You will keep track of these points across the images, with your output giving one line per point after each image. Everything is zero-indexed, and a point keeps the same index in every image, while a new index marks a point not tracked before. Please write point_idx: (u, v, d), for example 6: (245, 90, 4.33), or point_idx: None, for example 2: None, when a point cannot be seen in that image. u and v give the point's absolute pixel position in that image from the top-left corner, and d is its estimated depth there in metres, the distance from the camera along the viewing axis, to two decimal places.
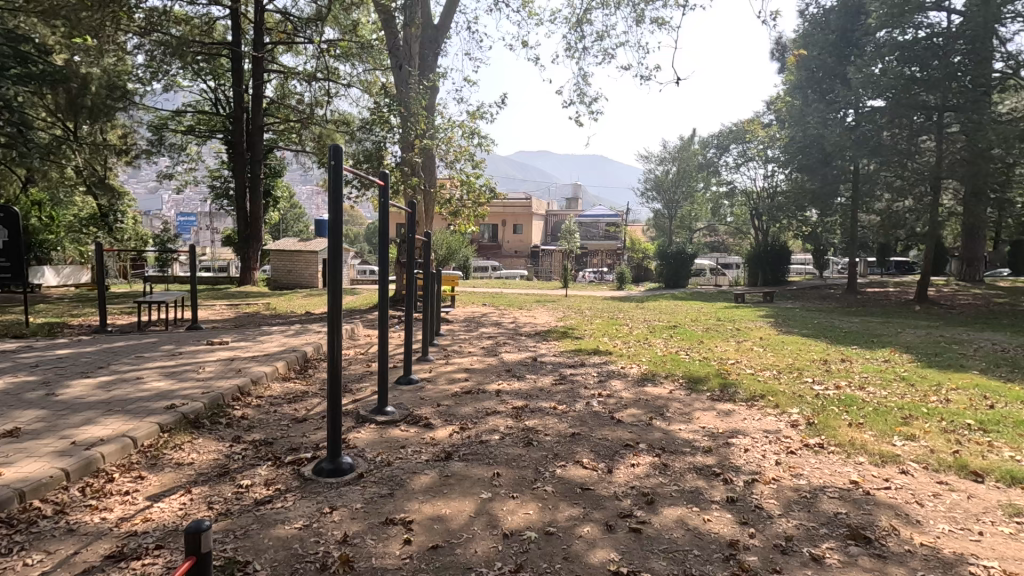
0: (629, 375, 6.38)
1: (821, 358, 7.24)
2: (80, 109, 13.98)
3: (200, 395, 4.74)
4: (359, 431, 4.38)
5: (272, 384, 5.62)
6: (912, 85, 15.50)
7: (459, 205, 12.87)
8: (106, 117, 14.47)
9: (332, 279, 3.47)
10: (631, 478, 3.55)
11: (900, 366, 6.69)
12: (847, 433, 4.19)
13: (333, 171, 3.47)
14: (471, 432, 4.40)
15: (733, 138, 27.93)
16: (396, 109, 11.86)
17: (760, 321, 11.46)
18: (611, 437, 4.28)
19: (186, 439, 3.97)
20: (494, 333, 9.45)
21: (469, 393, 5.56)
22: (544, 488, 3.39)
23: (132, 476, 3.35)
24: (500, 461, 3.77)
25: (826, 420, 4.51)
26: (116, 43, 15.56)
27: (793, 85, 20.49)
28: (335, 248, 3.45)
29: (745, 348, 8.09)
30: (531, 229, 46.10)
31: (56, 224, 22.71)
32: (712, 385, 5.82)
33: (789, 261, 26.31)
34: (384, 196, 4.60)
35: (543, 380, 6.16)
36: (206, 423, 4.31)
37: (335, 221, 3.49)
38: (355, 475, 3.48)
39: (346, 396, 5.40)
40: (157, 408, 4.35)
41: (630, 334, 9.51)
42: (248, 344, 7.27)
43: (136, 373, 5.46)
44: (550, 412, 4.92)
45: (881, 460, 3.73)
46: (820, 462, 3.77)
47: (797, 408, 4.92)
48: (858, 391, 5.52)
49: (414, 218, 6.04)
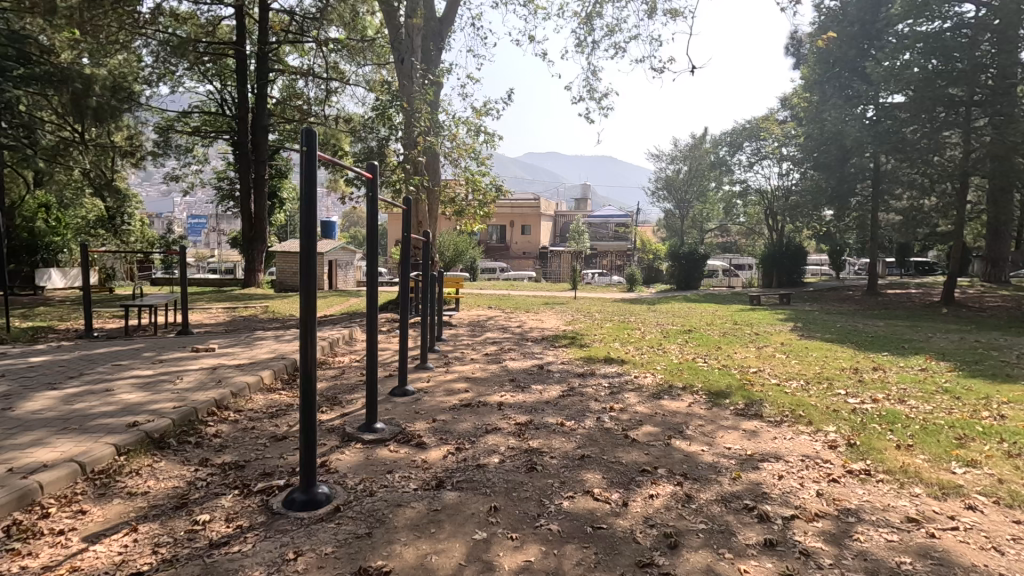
0: (643, 387, 5.85)
1: (851, 366, 6.69)
2: (85, 110, 13.13)
3: (170, 411, 4.28)
4: (343, 453, 3.91)
5: (256, 397, 5.16)
6: (935, 79, 14.79)
7: (464, 205, 12.45)
8: (113, 118, 13.62)
9: (304, 283, 3.02)
10: (650, 513, 3.06)
11: (941, 376, 6.13)
12: (896, 457, 3.68)
13: (305, 157, 3.04)
14: (467, 454, 3.91)
15: (748, 136, 27.06)
16: (401, 106, 11.44)
17: (781, 326, 10.87)
18: (625, 461, 3.79)
19: (145, 462, 3.52)
20: (500, 339, 8.98)
21: (468, 406, 5.10)
22: (549, 527, 2.89)
23: (72, 511, 2.90)
24: (499, 492, 3.27)
25: (869, 441, 3.98)
26: (121, 44, 15.39)
27: (809, 81, 19.82)
28: (308, 246, 3.01)
29: (766, 355, 7.55)
30: (540, 229, 45.73)
31: (63, 227, 22.60)
32: (735, 399, 5.32)
33: (805, 261, 25.61)
34: (372, 190, 4.15)
35: (549, 392, 5.66)
36: (173, 442, 3.85)
37: (307, 211, 3.02)
38: (330, 509, 3.03)
39: (333, 409, 4.93)
40: (118, 425, 3.88)
41: (643, 338, 9.05)
42: (235, 351, 6.80)
43: (109, 384, 5.01)
44: (556, 430, 4.43)
45: (942, 492, 3.21)
46: (870, 493, 3.28)
47: (834, 427, 4.38)
48: (899, 405, 4.97)
49: (411, 216, 5.55)
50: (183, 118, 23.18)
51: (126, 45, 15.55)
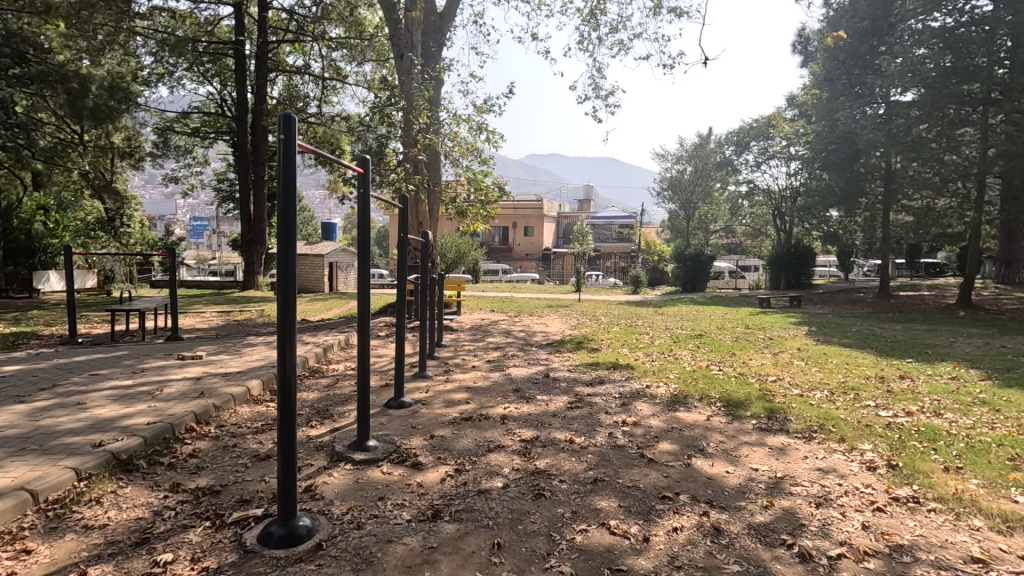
0: (655, 398, 5.46)
1: (876, 375, 6.29)
2: (82, 110, 12.53)
3: (144, 427, 3.91)
4: (331, 476, 3.55)
5: (241, 409, 4.77)
6: (950, 77, 14.31)
7: (466, 205, 12.13)
8: (112, 120, 12.94)
9: (281, 291, 2.66)
10: (676, 551, 2.68)
11: (974, 386, 5.71)
12: (946, 481, 3.31)
13: (284, 145, 2.67)
14: (467, 476, 3.54)
15: (754, 136, 26.49)
16: (399, 103, 11.01)
17: (795, 330, 10.48)
18: (642, 484, 3.43)
19: (109, 488, 3.15)
20: (504, 344, 8.59)
21: (469, 419, 4.72)
22: (560, 569, 2.52)
23: (14, 550, 2.53)
24: (503, 524, 2.90)
25: (912, 461, 3.61)
26: (121, 43, 14.92)
27: (819, 77, 19.45)
28: (287, 243, 2.64)
29: (784, 362, 7.17)
30: (542, 230, 45.32)
31: (61, 229, 22.08)
32: (756, 410, 4.95)
33: (813, 262, 25.16)
34: (365, 186, 3.78)
35: (555, 403, 5.29)
36: (143, 465, 3.49)
37: (285, 206, 2.65)
38: (312, 546, 2.66)
39: (323, 424, 4.55)
40: (81, 446, 3.51)
41: (652, 344, 8.67)
42: (224, 357, 6.44)
43: (82, 397, 4.63)
44: (565, 448, 4.05)
45: (1006, 526, 2.84)
46: (923, 526, 2.89)
47: (870, 444, 3.99)
48: (936, 419, 4.58)
49: (407, 216, 5.16)
50: (182, 119, 22.89)
51: (125, 45, 15.12)
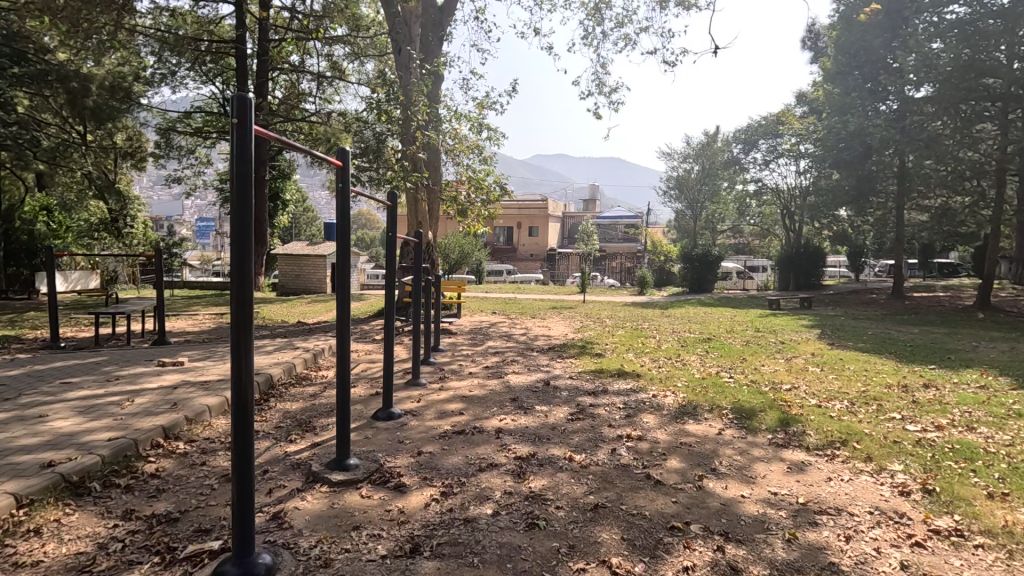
0: (662, 409, 5.09)
1: (897, 383, 5.90)
2: (83, 110, 12.11)
3: (105, 443, 3.60)
4: (304, 499, 3.21)
5: (217, 422, 4.45)
6: (970, 72, 13.78)
7: (466, 204, 11.61)
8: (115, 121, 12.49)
9: (237, 298, 2.34)
10: None
11: (1005, 396, 5.31)
12: (990, 510, 2.96)
13: (239, 131, 2.33)
14: (453, 501, 3.19)
15: (762, 134, 26.02)
16: (398, 100, 10.37)
17: (808, 333, 10.08)
18: (649, 510, 3.08)
19: (53, 517, 2.83)
20: (503, 348, 8.23)
21: (461, 433, 4.38)
22: None
23: None
24: (490, 562, 2.55)
25: (950, 486, 3.25)
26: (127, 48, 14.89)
27: (830, 72, 18.94)
28: (241, 243, 2.32)
29: (799, 369, 6.77)
30: (547, 231, 44.96)
31: (64, 231, 21.47)
32: (771, 422, 4.59)
33: (823, 262, 24.66)
34: (343, 181, 3.46)
35: (555, 414, 4.93)
36: (95, 487, 3.17)
37: (239, 202, 2.31)
38: None
39: (303, 438, 4.22)
40: (29, 466, 3.19)
41: (659, 348, 8.28)
42: (206, 364, 6.11)
43: (43, 409, 4.31)
44: (564, 467, 3.69)
45: None
46: (971, 566, 2.52)
47: (900, 465, 3.63)
48: (970, 435, 4.20)
49: (395, 213, 4.83)
50: (185, 119, 22.74)
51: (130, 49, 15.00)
